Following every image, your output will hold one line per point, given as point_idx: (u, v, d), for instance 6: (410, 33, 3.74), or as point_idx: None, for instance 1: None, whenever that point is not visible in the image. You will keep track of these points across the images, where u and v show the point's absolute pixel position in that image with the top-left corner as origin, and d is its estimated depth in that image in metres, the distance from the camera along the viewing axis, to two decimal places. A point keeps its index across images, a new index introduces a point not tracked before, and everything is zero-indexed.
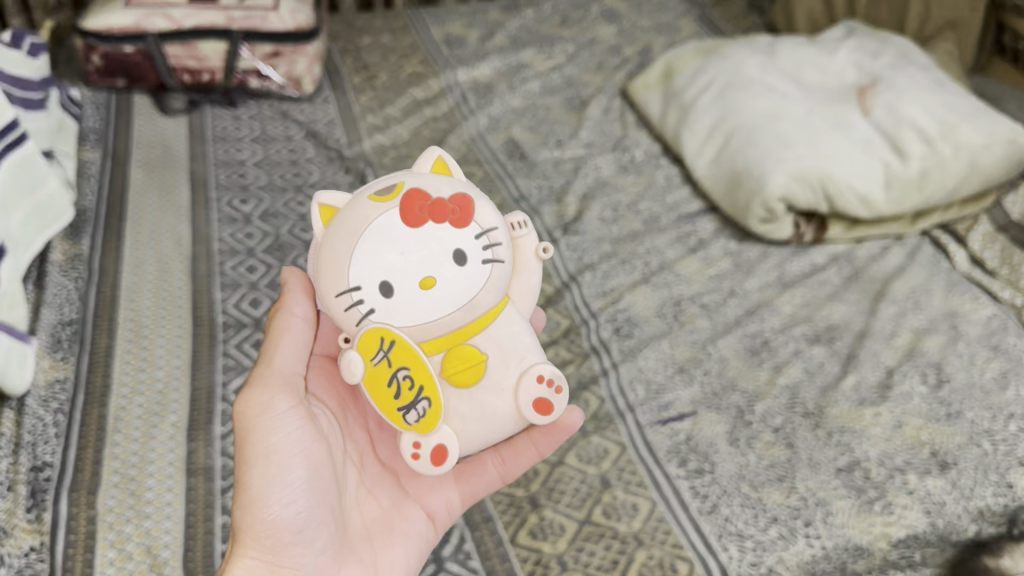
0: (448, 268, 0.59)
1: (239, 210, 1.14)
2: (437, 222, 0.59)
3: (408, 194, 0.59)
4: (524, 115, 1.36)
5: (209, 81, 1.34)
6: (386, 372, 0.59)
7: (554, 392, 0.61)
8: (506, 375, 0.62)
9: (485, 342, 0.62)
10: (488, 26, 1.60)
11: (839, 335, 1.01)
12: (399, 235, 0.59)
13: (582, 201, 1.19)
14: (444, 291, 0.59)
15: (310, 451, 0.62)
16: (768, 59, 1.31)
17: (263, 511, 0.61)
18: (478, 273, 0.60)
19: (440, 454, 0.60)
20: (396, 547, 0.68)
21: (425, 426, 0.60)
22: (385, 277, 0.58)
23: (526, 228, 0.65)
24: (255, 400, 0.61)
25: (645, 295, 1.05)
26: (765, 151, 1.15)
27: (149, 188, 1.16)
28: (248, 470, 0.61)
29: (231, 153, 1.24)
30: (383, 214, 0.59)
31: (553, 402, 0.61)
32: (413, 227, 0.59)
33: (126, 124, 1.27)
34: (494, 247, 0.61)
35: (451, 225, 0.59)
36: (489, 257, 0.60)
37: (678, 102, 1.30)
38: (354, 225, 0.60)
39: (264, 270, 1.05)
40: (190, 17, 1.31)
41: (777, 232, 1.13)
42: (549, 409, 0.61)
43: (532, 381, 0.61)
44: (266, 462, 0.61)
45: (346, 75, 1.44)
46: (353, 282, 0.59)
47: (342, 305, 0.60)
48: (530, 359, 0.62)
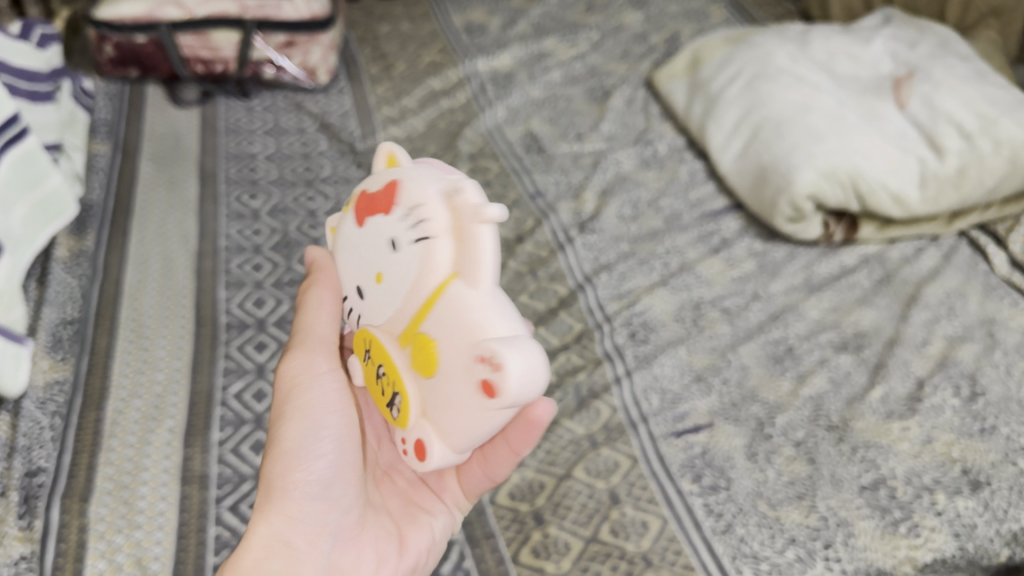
0: (390, 260, 0.57)
1: (248, 206, 1.12)
2: (380, 216, 0.58)
3: (359, 204, 0.61)
4: (544, 106, 1.32)
5: (222, 72, 1.32)
6: (373, 371, 0.61)
7: (494, 370, 0.50)
8: (456, 359, 0.53)
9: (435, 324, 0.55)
10: (511, 13, 1.56)
11: (868, 342, 0.96)
12: (358, 240, 0.61)
13: (600, 197, 1.15)
14: (390, 285, 0.57)
15: (344, 410, 0.64)
16: (800, 48, 1.25)
17: (294, 463, 0.61)
18: (404, 260, 0.56)
19: (421, 449, 0.58)
20: (421, 522, 0.67)
21: (401, 422, 0.58)
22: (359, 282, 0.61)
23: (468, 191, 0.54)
24: (296, 362, 0.64)
25: (663, 297, 1.00)
26: (793, 145, 1.09)
27: (157, 181, 1.14)
28: (282, 425, 0.63)
29: (243, 146, 1.22)
30: (351, 227, 0.61)
31: (496, 383, 0.50)
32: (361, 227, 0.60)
33: (138, 116, 1.26)
34: (421, 225, 0.55)
35: (387, 215, 0.58)
36: (417, 237, 0.55)
37: (704, 93, 1.25)
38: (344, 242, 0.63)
39: (270, 268, 1.03)
40: (202, 7, 1.28)
41: (805, 231, 1.07)
42: (493, 392, 0.51)
43: (475, 361, 0.51)
44: (302, 415, 0.63)
45: (363, 65, 1.41)
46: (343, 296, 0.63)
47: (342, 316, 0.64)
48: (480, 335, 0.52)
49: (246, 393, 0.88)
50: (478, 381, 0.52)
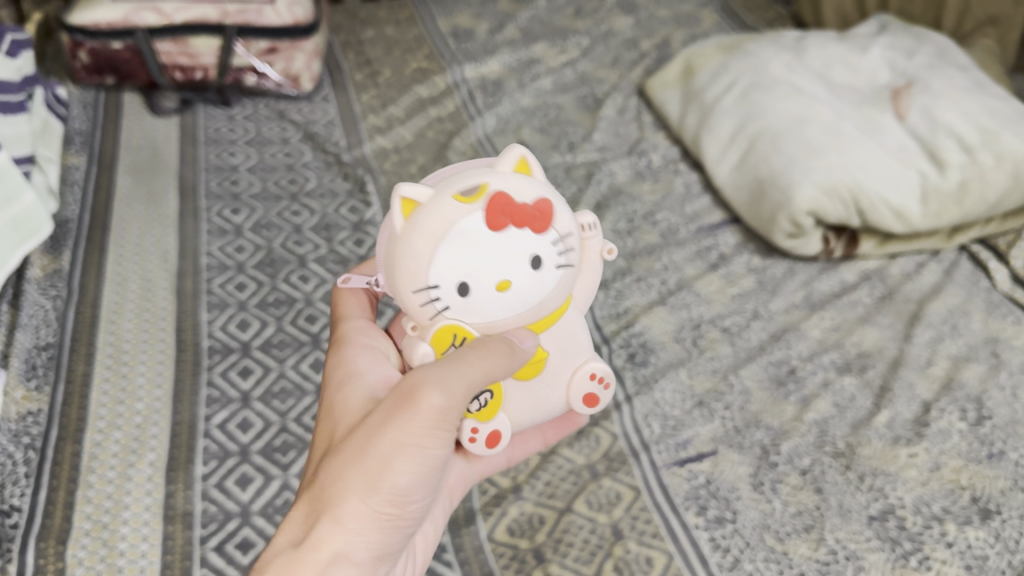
0: (523, 270, 0.54)
1: (230, 221, 1.08)
2: (519, 228, 0.53)
3: (495, 198, 0.53)
4: (535, 115, 1.29)
5: (202, 79, 1.27)
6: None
7: (603, 388, 0.63)
8: (561, 369, 0.62)
9: (551, 341, 0.61)
10: (499, 17, 1.52)
11: (871, 363, 0.94)
12: (481, 240, 0.53)
13: (595, 211, 1.12)
14: (518, 292, 0.55)
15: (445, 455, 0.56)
16: (795, 57, 1.22)
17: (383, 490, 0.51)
18: (551, 276, 0.55)
19: (493, 439, 0.59)
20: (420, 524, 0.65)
21: (485, 413, 0.59)
22: (465, 277, 0.54)
23: (595, 230, 0.61)
24: (440, 399, 0.53)
25: (662, 317, 0.98)
26: (791, 158, 1.06)
27: (136, 196, 1.10)
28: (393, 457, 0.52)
29: (224, 157, 1.18)
30: (473, 217, 0.53)
31: (601, 398, 0.63)
32: (495, 230, 0.53)
33: (114, 126, 1.21)
34: (569, 253, 0.56)
35: (531, 231, 0.54)
36: (563, 263, 0.56)
37: (698, 102, 1.22)
38: (438, 226, 0.53)
39: (255, 288, 0.99)
40: (181, 12, 1.23)
41: (805, 247, 1.04)
42: (595, 402, 0.63)
43: (585, 376, 0.62)
44: (429, 454, 0.53)
45: (348, 71, 1.37)
46: (431, 282, 0.54)
47: (417, 301, 0.55)
48: (582, 355, 0.63)
49: (230, 423, 0.85)
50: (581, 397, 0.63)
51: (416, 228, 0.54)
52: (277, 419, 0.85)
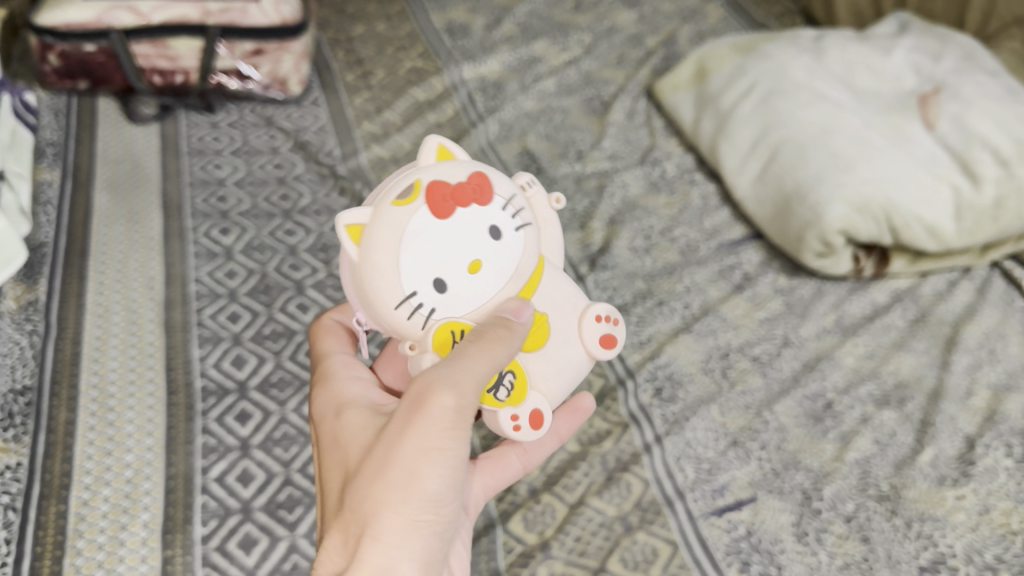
0: (488, 246, 0.56)
1: (219, 242, 1.00)
2: (465, 206, 0.56)
3: (430, 186, 0.55)
4: (539, 120, 1.22)
5: (183, 83, 1.19)
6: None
7: (613, 325, 0.64)
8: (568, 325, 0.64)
9: (540, 304, 0.63)
10: (495, 10, 1.44)
11: (910, 395, 0.88)
12: (433, 232, 0.55)
13: (609, 226, 1.06)
14: (492, 272, 0.56)
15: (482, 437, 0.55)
16: (816, 59, 1.16)
17: (431, 504, 0.52)
18: (513, 240, 0.58)
19: (537, 419, 0.60)
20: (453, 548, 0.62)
21: (515, 399, 0.59)
22: (437, 273, 0.55)
23: (534, 185, 0.63)
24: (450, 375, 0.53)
25: (688, 346, 0.92)
26: (819, 172, 1.00)
27: (116, 215, 1.02)
28: (432, 455, 0.51)
29: (210, 169, 1.10)
30: (420, 216, 0.55)
31: (614, 334, 0.64)
32: (442, 217, 0.55)
33: (89, 137, 1.13)
34: (521, 212, 0.59)
35: (477, 205, 0.56)
36: (520, 223, 0.58)
37: (714, 108, 1.16)
38: (388, 234, 0.55)
39: (249, 319, 0.92)
40: (159, 11, 1.13)
41: (834, 267, 0.99)
42: (612, 342, 0.64)
43: (592, 322, 0.64)
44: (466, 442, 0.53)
45: (337, 72, 1.29)
46: (407, 289, 0.55)
47: (402, 315, 0.56)
48: (580, 303, 0.65)
49: (229, 475, 0.78)
50: (600, 337, 0.64)
51: (382, 244, 0.55)
52: (280, 470, 0.79)
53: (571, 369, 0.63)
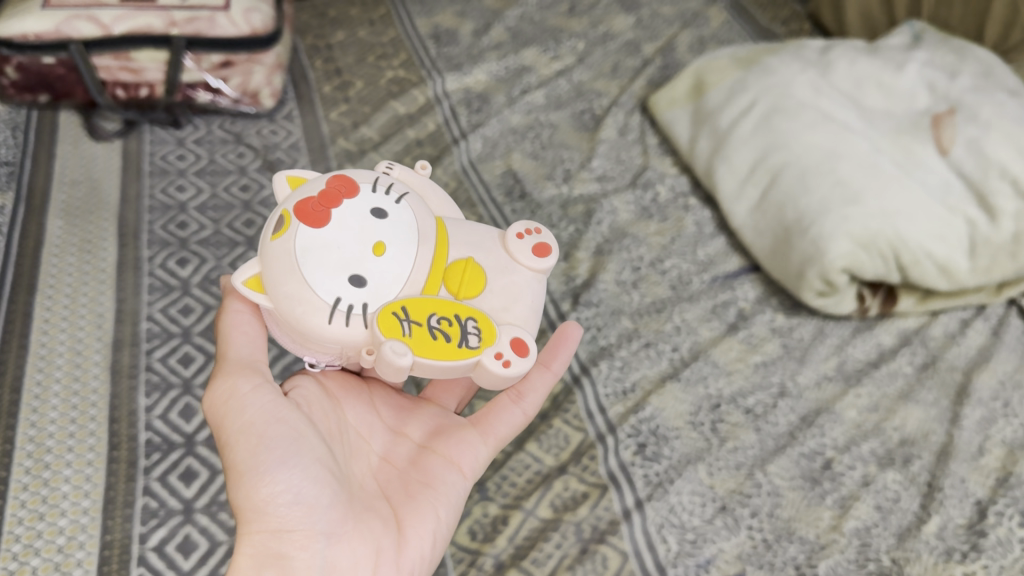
0: (379, 225, 0.62)
1: (175, 274, 0.93)
2: (337, 205, 0.62)
3: (299, 207, 0.62)
4: (526, 137, 1.15)
5: (149, 96, 1.12)
6: (424, 329, 0.61)
7: (536, 235, 0.71)
8: (498, 261, 0.70)
9: (463, 252, 0.69)
10: (485, 14, 1.36)
11: (916, 453, 0.81)
12: (325, 237, 0.61)
13: (595, 257, 0.99)
14: (397, 244, 0.62)
15: (280, 417, 0.62)
16: (821, 75, 1.08)
17: (257, 482, 0.59)
18: (399, 211, 0.64)
19: (518, 345, 0.64)
20: (420, 504, 0.67)
21: (488, 340, 0.63)
22: (351, 270, 0.60)
23: (395, 166, 0.72)
24: (218, 392, 0.63)
25: (675, 395, 0.84)
26: (822, 203, 0.93)
27: (68, 243, 0.95)
28: (234, 444, 0.61)
29: (171, 192, 1.03)
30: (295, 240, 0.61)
31: (541, 241, 0.71)
32: (325, 221, 0.61)
33: (47, 154, 1.07)
34: (393, 188, 0.66)
35: (348, 199, 0.62)
36: (397, 195, 0.65)
37: (711, 126, 1.08)
38: (284, 265, 0.61)
39: (202, 363, 0.86)
40: (122, 21, 1.06)
41: (838, 306, 0.91)
42: (543, 248, 0.70)
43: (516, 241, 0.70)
44: (250, 434, 0.61)
45: (314, 83, 1.21)
46: (333, 298, 0.60)
47: (340, 325, 0.60)
48: (496, 237, 0.72)
49: (169, 544, 0.73)
50: (528, 248, 0.70)
51: (286, 274, 0.60)
52: (225, 539, 0.74)
53: (522, 288, 0.68)
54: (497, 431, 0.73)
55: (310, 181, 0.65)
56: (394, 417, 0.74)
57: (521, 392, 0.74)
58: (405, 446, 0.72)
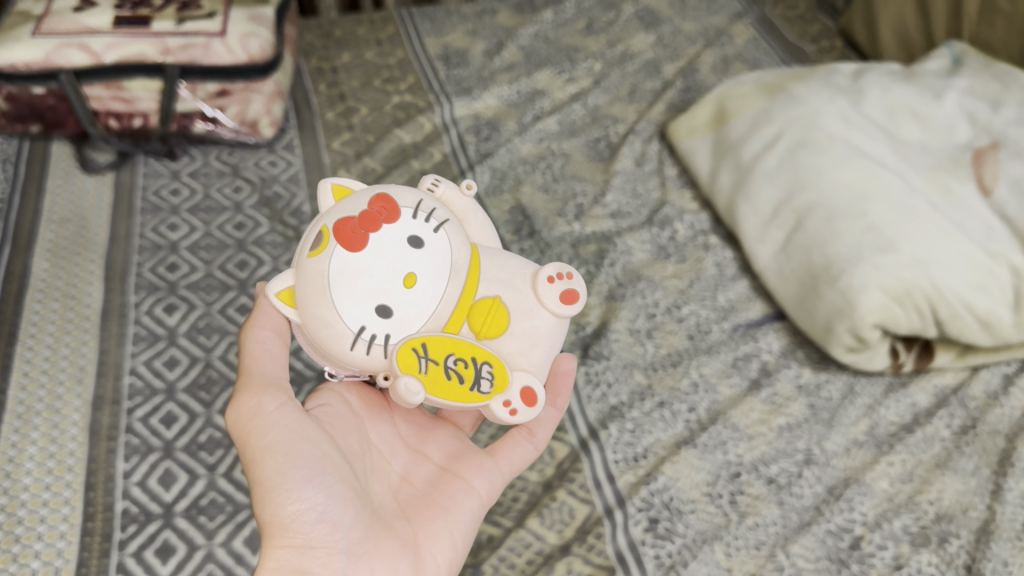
0: (412, 256, 0.58)
1: (162, 323, 0.88)
2: (375, 232, 0.58)
3: (336, 228, 0.59)
4: (537, 167, 1.08)
5: (143, 126, 1.07)
6: (440, 368, 0.59)
7: (568, 280, 0.66)
8: (524, 300, 0.65)
9: (492, 289, 0.65)
10: (498, 33, 1.30)
11: (953, 531, 0.75)
12: (358, 264, 0.58)
13: (607, 303, 0.92)
14: (429, 278, 0.59)
15: (307, 436, 0.60)
16: (852, 104, 1.00)
17: (282, 498, 0.57)
18: (436, 242, 0.60)
19: (529, 396, 0.62)
20: (439, 526, 0.64)
21: (499, 386, 0.62)
22: (377, 299, 0.58)
23: (441, 183, 0.67)
24: (245, 408, 0.61)
25: (691, 463, 0.78)
26: (853, 249, 0.86)
27: (52, 288, 0.91)
28: (259, 462, 0.59)
29: (163, 230, 0.98)
30: (328, 263, 0.58)
31: (572, 288, 0.65)
32: (360, 248, 0.58)
33: (36, 189, 1.02)
34: (433, 215, 0.62)
35: (387, 224, 0.59)
36: (435, 224, 0.61)
37: (733, 160, 1.01)
38: (315, 287, 0.58)
39: (186, 423, 0.80)
40: (113, 49, 1.01)
41: (870, 362, 0.85)
42: (573, 296, 0.65)
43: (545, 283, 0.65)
44: (275, 451, 0.59)
45: (317, 108, 1.16)
46: (356, 325, 0.58)
47: (361, 352, 0.59)
48: (528, 273, 0.67)
49: None
50: (556, 293, 0.65)
51: (317, 297, 0.58)
52: None
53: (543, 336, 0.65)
54: (513, 462, 0.70)
55: (353, 196, 0.62)
56: (415, 437, 0.71)
57: (534, 429, 0.71)
58: (424, 467, 0.69)
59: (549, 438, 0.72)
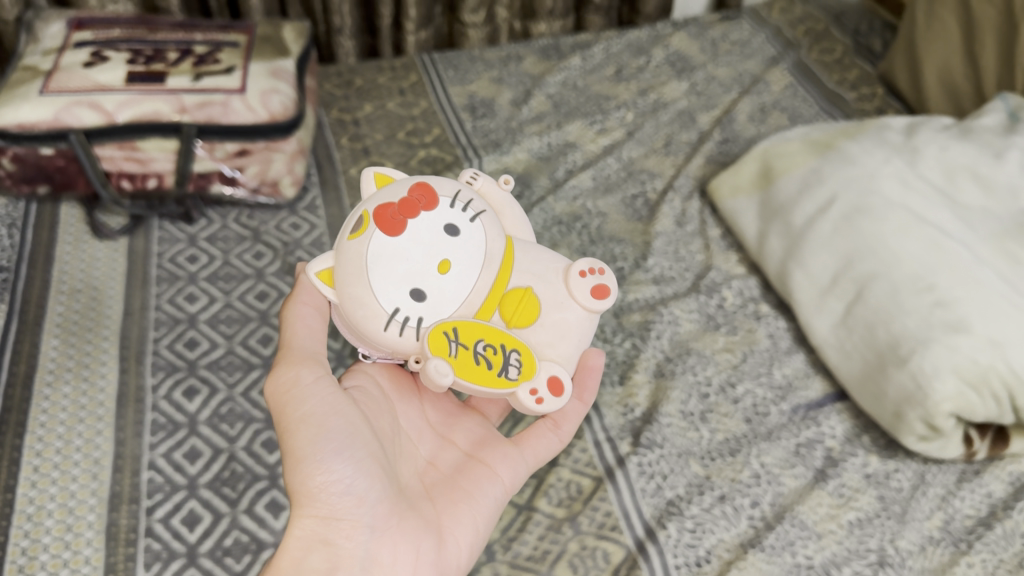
0: (450, 245, 0.59)
1: (182, 409, 0.83)
2: (414, 218, 0.59)
3: (376, 212, 0.59)
4: (573, 228, 1.03)
5: (157, 188, 1.01)
6: (470, 353, 0.59)
7: (600, 275, 0.65)
8: (555, 292, 0.65)
9: (523, 279, 0.64)
10: (525, 81, 1.25)
11: None
12: (396, 248, 0.58)
13: (656, 380, 0.87)
14: (462, 265, 0.59)
15: (342, 412, 0.60)
16: (909, 165, 0.95)
17: (312, 469, 0.57)
18: (473, 232, 0.61)
19: (555, 384, 0.61)
20: (462, 510, 0.64)
21: (527, 373, 0.61)
22: (412, 284, 0.58)
23: (481, 177, 0.67)
24: (282, 379, 0.61)
25: (759, 568, 0.72)
26: (922, 328, 0.80)
27: (64, 369, 0.85)
28: (293, 431, 0.59)
29: (180, 303, 0.93)
30: (366, 245, 0.59)
31: (604, 283, 0.65)
32: (399, 234, 0.58)
33: (45, 257, 0.96)
34: (470, 205, 0.62)
35: (425, 212, 0.59)
36: (472, 214, 0.61)
37: (783, 224, 0.96)
38: (353, 268, 0.59)
39: (210, 523, 0.75)
40: (127, 108, 0.96)
41: (944, 451, 0.79)
42: (604, 291, 0.65)
43: (576, 277, 0.65)
44: (309, 422, 0.59)
45: (339, 164, 1.10)
46: (391, 306, 0.58)
47: (393, 334, 0.59)
48: (561, 267, 0.66)
49: None
50: (587, 287, 0.64)
51: (355, 279, 0.59)
52: None
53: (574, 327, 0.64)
54: (537, 452, 0.70)
55: (394, 182, 0.62)
56: (442, 424, 0.71)
57: (559, 421, 0.70)
58: (451, 452, 0.69)
59: (575, 430, 0.72)
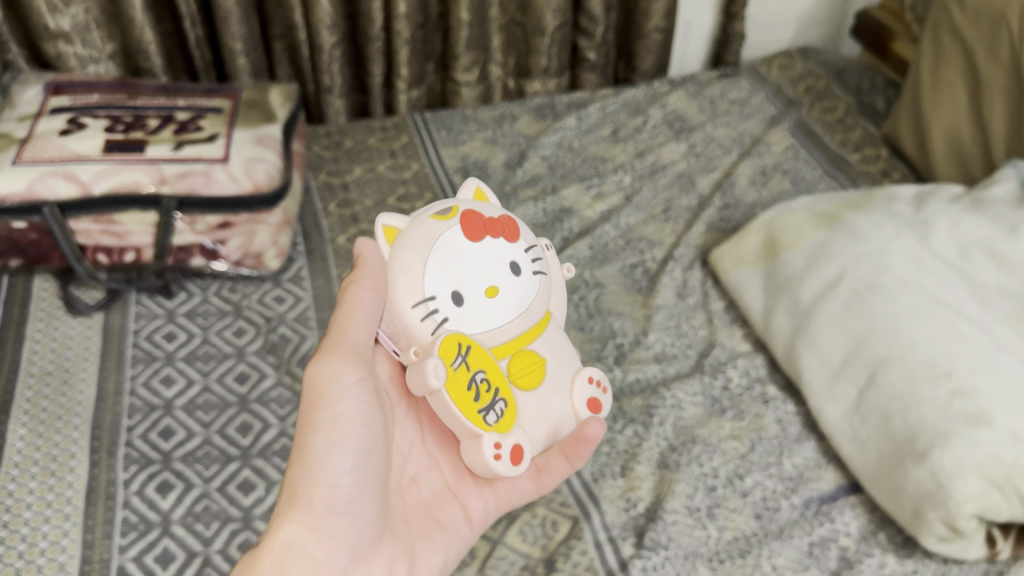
0: (508, 276, 0.59)
1: (155, 506, 0.77)
2: (494, 237, 0.60)
3: (467, 213, 0.60)
4: (569, 300, 0.99)
5: (135, 261, 0.97)
6: (466, 374, 0.58)
7: (601, 392, 0.64)
8: (560, 378, 0.63)
9: (545, 349, 0.63)
10: (519, 142, 1.21)
11: None
12: (465, 251, 0.58)
13: (659, 472, 0.82)
14: (506, 299, 0.59)
15: (367, 423, 0.56)
16: (921, 240, 0.91)
17: (321, 476, 0.52)
18: (530, 281, 0.61)
19: (517, 455, 0.59)
20: (435, 541, 0.63)
21: (501, 427, 0.59)
22: (457, 286, 0.58)
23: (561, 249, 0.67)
24: (324, 367, 0.55)
25: None
26: (940, 419, 0.76)
27: (31, 463, 0.80)
28: (314, 430, 0.54)
29: (157, 386, 0.88)
30: (447, 231, 0.59)
31: (601, 402, 0.64)
32: (476, 240, 0.59)
33: (16, 336, 0.91)
34: (541, 260, 0.63)
35: (506, 239, 0.60)
36: (538, 268, 0.62)
37: (790, 300, 0.92)
38: (422, 240, 0.59)
39: None
40: (104, 179, 0.92)
41: (965, 552, 0.73)
42: (598, 407, 0.64)
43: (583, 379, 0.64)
44: (332, 425, 0.54)
45: (327, 232, 1.06)
46: (430, 291, 0.58)
47: (415, 317, 0.58)
48: (577, 363, 0.65)
49: None
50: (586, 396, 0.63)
51: (415, 252, 0.58)
52: None
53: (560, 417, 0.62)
54: (509, 495, 0.66)
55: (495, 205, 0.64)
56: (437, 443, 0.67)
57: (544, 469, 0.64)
58: (434, 474, 0.65)
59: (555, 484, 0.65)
